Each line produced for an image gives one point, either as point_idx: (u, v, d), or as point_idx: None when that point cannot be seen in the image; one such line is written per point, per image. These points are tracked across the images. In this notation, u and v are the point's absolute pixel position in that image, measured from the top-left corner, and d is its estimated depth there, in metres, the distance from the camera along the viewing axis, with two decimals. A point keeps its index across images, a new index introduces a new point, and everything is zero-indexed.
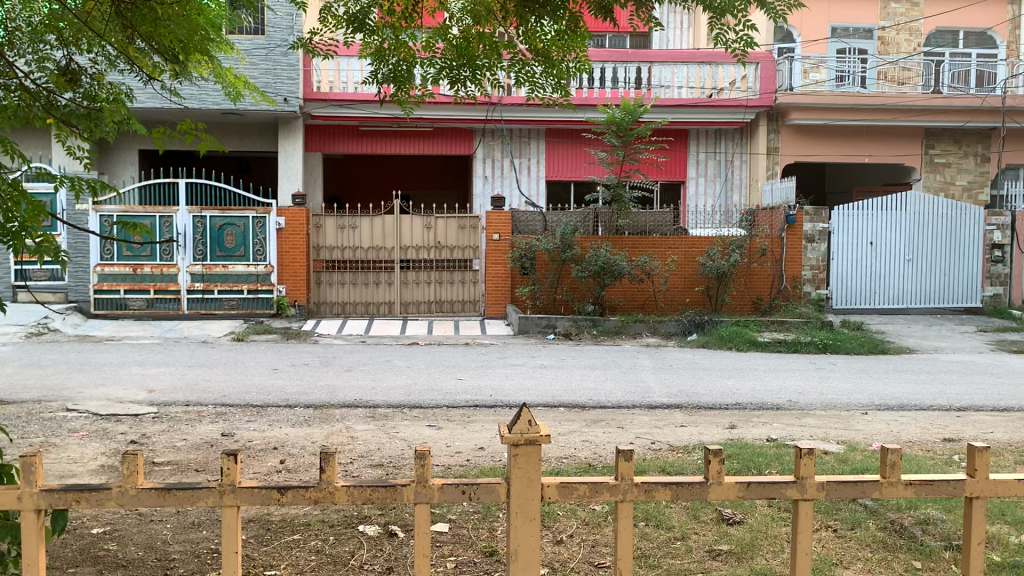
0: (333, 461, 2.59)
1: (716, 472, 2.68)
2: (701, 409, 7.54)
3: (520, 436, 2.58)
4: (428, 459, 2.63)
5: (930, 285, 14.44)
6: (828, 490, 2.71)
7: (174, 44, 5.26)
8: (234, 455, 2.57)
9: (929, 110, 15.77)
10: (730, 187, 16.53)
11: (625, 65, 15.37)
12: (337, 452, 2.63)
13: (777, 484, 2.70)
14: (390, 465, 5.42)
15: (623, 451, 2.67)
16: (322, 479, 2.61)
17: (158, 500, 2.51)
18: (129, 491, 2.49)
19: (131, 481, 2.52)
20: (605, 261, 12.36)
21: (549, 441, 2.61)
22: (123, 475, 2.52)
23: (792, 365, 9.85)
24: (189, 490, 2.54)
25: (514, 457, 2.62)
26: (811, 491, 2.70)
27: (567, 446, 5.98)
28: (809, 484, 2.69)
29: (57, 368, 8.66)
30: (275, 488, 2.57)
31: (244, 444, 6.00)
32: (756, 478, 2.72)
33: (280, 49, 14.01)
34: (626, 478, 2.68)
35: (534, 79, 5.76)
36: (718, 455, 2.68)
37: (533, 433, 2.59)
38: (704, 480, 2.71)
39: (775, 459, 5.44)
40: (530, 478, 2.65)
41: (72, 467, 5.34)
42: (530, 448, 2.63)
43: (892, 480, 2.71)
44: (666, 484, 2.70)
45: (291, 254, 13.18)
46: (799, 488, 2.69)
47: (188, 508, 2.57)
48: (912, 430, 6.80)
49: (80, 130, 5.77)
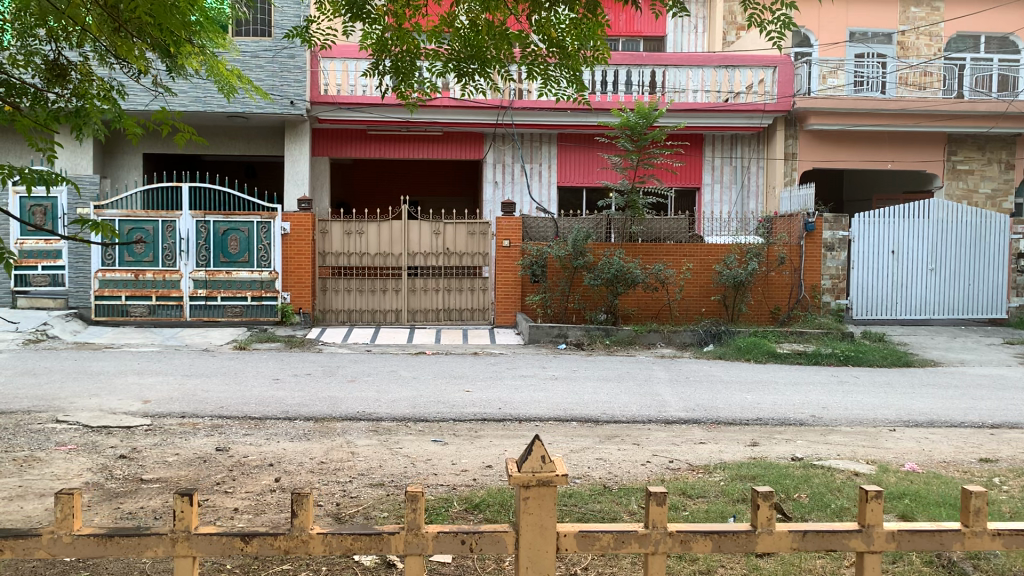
0: (309, 498, 2.32)
1: (766, 518, 2.40)
2: (721, 425, 7.18)
3: (532, 475, 2.32)
4: (423, 501, 2.35)
5: (953, 295, 14.04)
6: (900, 540, 2.43)
7: (161, 31, 4.98)
8: (190, 494, 2.31)
9: (953, 115, 15.36)
10: (747, 193, 16.18)
11: (640, 69, 15.05)
12: (312, 489, 2.36)
13: (839, 533, 2.42)
14: (391, 484, 5.07)
15: (655, 489, 2.39)
16: (294, 525, 2.34)
17: (98, 549, 2.28)
18: (62, 537, 2.25)
19: (65, 527, 2.27)
20: (619, 268, 12.02)
21: (564, 481, 2.35)
22: (57, 519, 2.27)
23: (813, 378, 9.47)
24: (137, 537, 2.31)
25: (525, 499, 2.35)
26: (878, 542, 2.43)
27: (579, 464, 5.62)
28: (876, 534, 2.43)
29: (52, 377, 8.37)
30: (237, 535, 2.32)
31: (238, 460, 5.67)
32: (813, 526, 2.45)
33: (287, 51, 13.72)
34: (658, 526, 2.40)
35: (548, 70, 5.48)
36: (768, 499, 2.40)
37: (548, 472, 2.33)
38: (752, 528, 2.43)
39: (803, 482, 5.07)
40: (542, 526, 2.37)
41: (53, 483, 5.03)
42: (542, 490, 2.35)
43: (976, 529, 2.44)
44: (705, 533, 2.43)
45: (296, 259, 12.85)
46: (865, 539, 2.43)
47: (136, 557, 2.34)
48: (945, 449, 6.42)
49: (66, 126, 5.46)
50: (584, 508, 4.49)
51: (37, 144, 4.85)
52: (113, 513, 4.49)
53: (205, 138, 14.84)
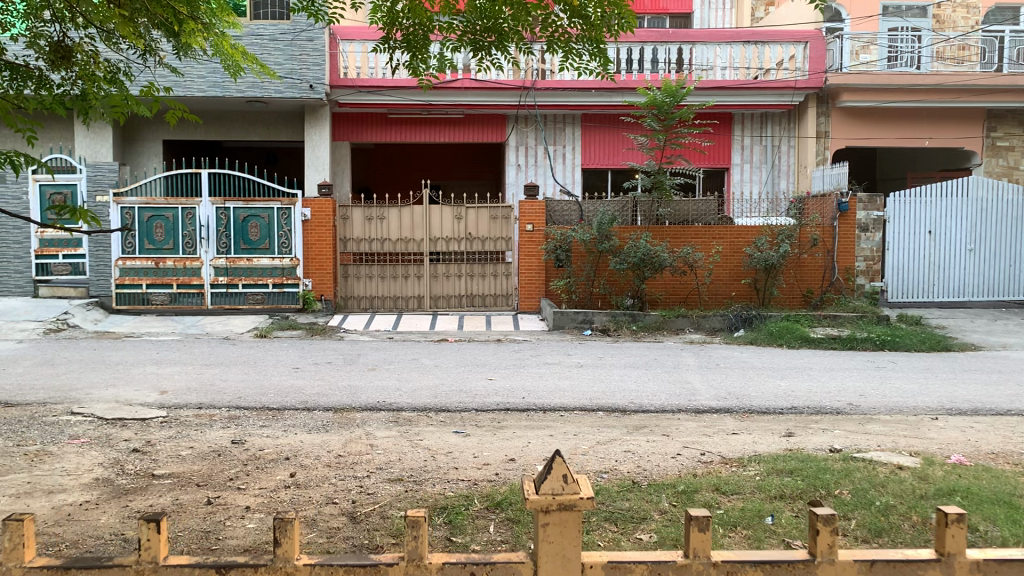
0: (293, 522, 2.14)
1: (827, 546, 2.18)
2: (754, 414, 6.90)
3: (552, 497, 2.12)
4: (424, 528, 2.15)
5: (993, 276, 13.57)
6: (985, 572, 2.19)
7: (159, 4, 4.79)
8: (157, 520, 2.14)
9: (994, 90, 14.80)
10: (777, 173, 15.77)
11: (665, 46, 14.64)
12: (296, 513, 2.17)
13: (910, 563, 2.20)
14: (411, 479, 4.85)
15: (696, 514, 2.18)
16: (278, 556, 2.16)
17: None
18: (12, 571, 2.08)
19: (16, 558, 2.11)
20: (645, 252, 11.72)
21: (590, 503, 2.14)
22: (6, 551, 2.10)
23: (849, 364, 9.15)
24: (98, 568, 2.13)
25: (546, 525, 2.14)
26: (959, 573, 2.19)
27: (607, 458, 5.37)
28: (957, 563, 2.19)
29: (70, 367, 8.28)
30: (212, 564, 2.14)
31: (254, 453, 5.50)
32: (882, 556, 2.22)
33: (306, 34, 13.46)
34: (700, 556, 2.18)
35: (570, 42, 5.19)
36: (830, 524, 2.18)
37: (571, 494, 2.13)
38: (811, 556, 2.21)
39: (845, 477, 4.77)
40: (565, 557, 2.16)
41: (63, 479, 4.88)
42: (566, 516, 2.15)
43: None
44: (756, 564, 2.20)
45: (317, 246, 12.67)
46: (944, 568, 2.19)
47: None
48: (992, 439, 6.09)
49: (59, 110, 5.21)
50: (612, 506, 4.25)
51: (15, 125, 4.59)
52: (120, 512, 4.32)
53: (224, 123, 14.70)
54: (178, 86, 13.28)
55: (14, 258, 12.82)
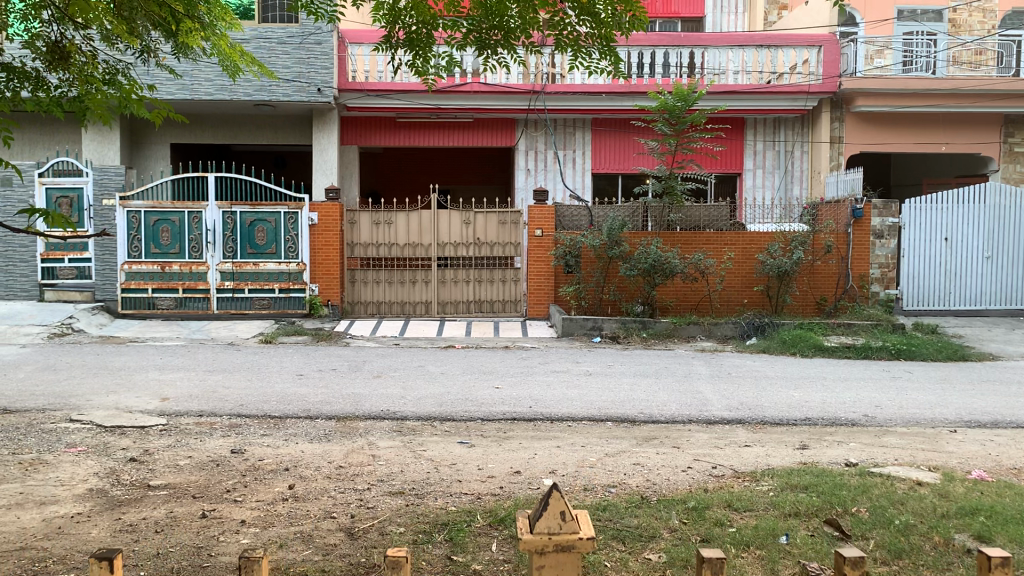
0: (260, 562, 2.35)
1: None
2: (767, 425, 6.72)
3: (549, 538, 2.38)
4: (405, 568, 2.34)
5: (1010, 283, 13.35)
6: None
7: (157, 4, 4.71)
8: (110, 558, 2.28)
9: (1012, 94, 14.57)
10: (790, 178, 15.57)
11: (677, 50, 14.49)
12: (264, 554, 2.39)
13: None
14: (412, 493, 4.71)
15: (707, 554, 2.36)
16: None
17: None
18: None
19: None
20: (655, 258, 11.58)
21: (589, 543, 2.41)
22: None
23: (863, 374, 8.95)
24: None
25: (541, 565, 2.39)
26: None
27: (615, 471, 5.21)
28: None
29: (72, 372, 8.18)
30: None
31: (253, 463, 5.36)
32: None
33: (315, 37, 13.36)
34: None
35: (579, 41, 5.06)
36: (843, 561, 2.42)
37: (570, 537, 2.39)
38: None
39: (862, 493, 4.59)
40: None
41: (56, 490, 4.76)
42: (564, 557, 2.40)
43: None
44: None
45: (324, 251, 12.58)
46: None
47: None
48: (1013, 454, 5.89)
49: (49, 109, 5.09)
50: (620, 524, 4.10)
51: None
52: (111, 525, 4.20)
53: (231, 127, 14.66)
54: (185, 90, 13.22)
55: (20, 262, 12.74)
